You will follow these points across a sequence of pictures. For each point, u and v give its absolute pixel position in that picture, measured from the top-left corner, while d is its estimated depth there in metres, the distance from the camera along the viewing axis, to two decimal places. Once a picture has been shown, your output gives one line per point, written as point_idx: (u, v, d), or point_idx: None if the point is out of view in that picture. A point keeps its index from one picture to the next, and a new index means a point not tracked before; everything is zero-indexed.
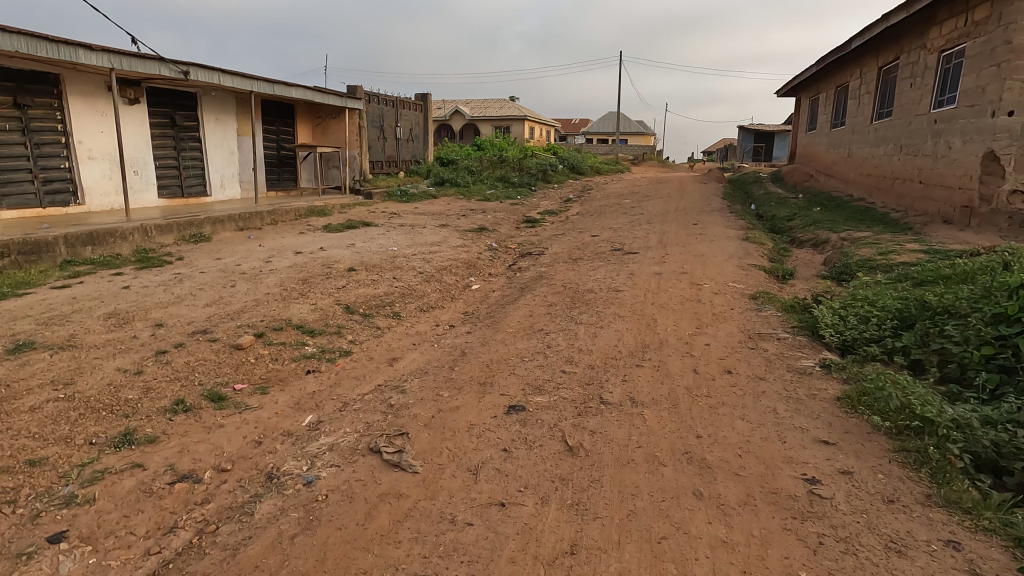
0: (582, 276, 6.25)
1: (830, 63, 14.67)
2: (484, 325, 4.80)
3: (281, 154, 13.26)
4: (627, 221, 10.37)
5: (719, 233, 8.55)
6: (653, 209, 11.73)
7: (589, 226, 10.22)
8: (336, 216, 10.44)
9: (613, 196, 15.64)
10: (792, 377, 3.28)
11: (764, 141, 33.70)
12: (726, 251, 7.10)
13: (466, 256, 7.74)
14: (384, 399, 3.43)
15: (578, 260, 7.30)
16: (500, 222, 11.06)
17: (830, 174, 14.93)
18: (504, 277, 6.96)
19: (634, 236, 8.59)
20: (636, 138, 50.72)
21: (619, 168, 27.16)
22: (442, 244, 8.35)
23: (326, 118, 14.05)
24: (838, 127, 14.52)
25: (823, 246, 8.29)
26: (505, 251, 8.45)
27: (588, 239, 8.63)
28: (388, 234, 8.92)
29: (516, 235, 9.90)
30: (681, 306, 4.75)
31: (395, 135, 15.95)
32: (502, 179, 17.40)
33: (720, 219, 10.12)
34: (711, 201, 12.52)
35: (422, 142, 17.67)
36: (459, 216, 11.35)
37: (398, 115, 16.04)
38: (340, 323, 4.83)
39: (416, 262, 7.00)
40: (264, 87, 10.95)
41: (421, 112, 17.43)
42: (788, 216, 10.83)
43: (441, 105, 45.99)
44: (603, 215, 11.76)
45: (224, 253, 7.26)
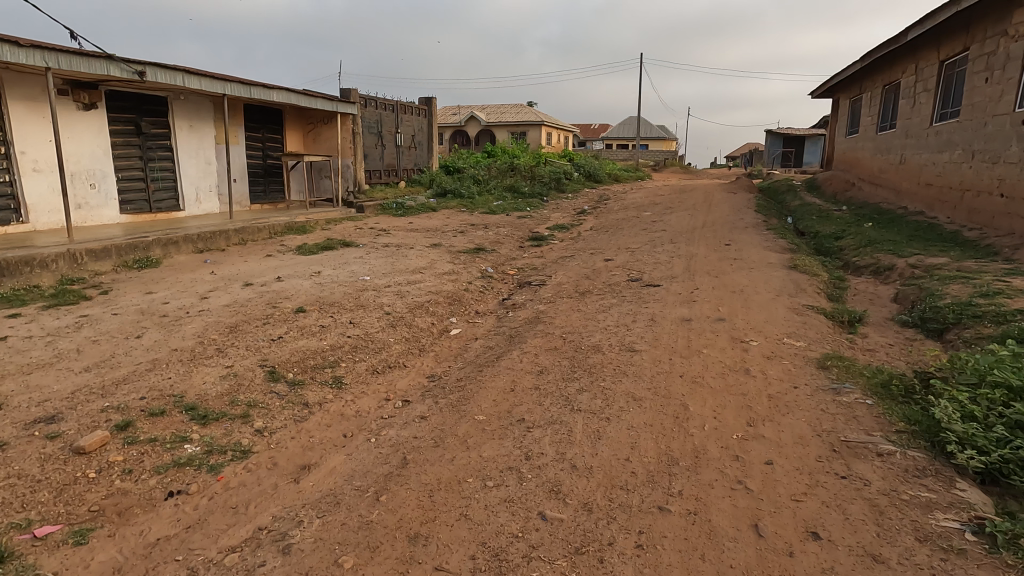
0: (588, 321, 4.91)
1: (878, 59, 13.10)
2: (448, 405, 3.50)
3: (267, 164, 12.18)
4: (647, 240, 8.99)
5: (757, 258, 7.12)
6: (677, 225, 10.31)
7: (602, 246, 8.85)
8: (317, 234, 9.29)
9: (632, 207, 14.23)
10: (934, 560, 1.92)
11: (794, 146, 31.87)
12: (771, 285, 5.68)
13: (452, 287, 6.46)
14: (250, 571, 2.13)
15: (585, 294, 5.96)
16: (502, 240, 9.78)
17: (877, 183, 13.29)
18: (493, 316, 5.66)
19: (654, 261, 7.21)
20: (656, 144, 49.08)
21: (639, 175, 25.68)
22: (427, 270, 7.08)
23: (318, 125, 12.95)
24: (887, 131, 12.91)
25: (886, 275, 6.82)
26: (501, 279, 7.16)
27: (598, 265, 7.28)
28: (367, 257, 7.70)
29: (518, 256, 8.60)
30: (723, 384, 3.36)
31: (395, 142, 14.82)
32: (511, 189, 16.10)
33: (756, 239, 8.67)
34: (744, 215, 11.05)
35: (425, 149, 16.49)
36: (457, 233, 10.11)
37: (398, 121, 14.89)
38: (251, 399, 3.55)
39: (386, 298, 5.74)
40: (241, 90, 9.86)
41: (424, 118, 16.29)
42: (836, 235, 9.31)
43: (456, 111, 44.99)
44: (619, 232, 10.39)
45: (161, 285, 6.10)
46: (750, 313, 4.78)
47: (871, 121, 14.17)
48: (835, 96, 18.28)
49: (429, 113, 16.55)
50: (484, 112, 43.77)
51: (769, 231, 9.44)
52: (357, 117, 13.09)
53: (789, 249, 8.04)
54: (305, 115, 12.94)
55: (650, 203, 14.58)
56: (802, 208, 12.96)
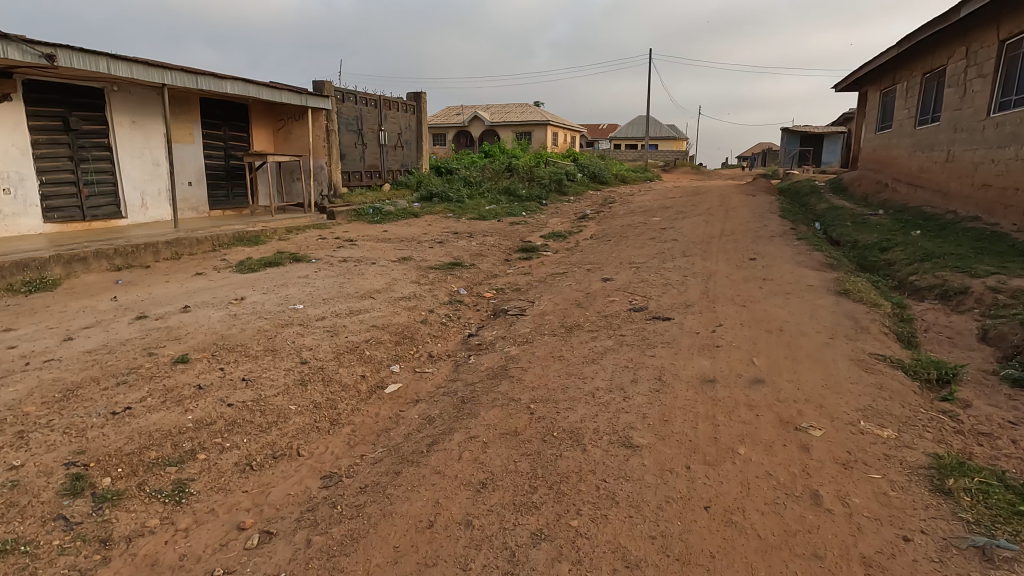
0: (570, 378, 3.53)
1: (919, 43, 11.59)
2: (323, 552, 2.14)
3: (230, 165, 10.93)
4: (654, 253, 7.60)
5: (793, 279, 5.70)
6: (690, 234, 8.89)
7: (602, 260, 7.48)
8: (270, 245, 8.00)
9: (639, 211, 12.84)
10: None
11: (812, 144, 30.20)
12: (820, 321, 4.27)
13: (406, 317, 5.12)
14: None
15: (572, 331, 4.59)
16: (487, 251, 8.44)
17: (918, 184, 11.77)
18: (451, 361, 4.31)
19: (663, 283, 5.82)
20: (666, 144, 47.59)
21: (648, 176, 24.23)
22: (381, 293, 5.76)
23: (289, 122, 11.68)
24: (929, 124, 11.39)
25: (958, 301, 5.39)
26: (473, 304, 5.81)
27: (594, 286, 5.90)
28: (315, 275, 6.39)
29: (500, 272, 7.25)
30: (780, 531, 1.97)
31: (378, 141, 13.54)
32: (506, 192, 14.75)
33: (786, 250, 7.24)
34: (768, 221, 9.62)
35: (414, 149, 15.18)
36: (435, 243, 8.80)
37: (381, 117, 13.59)
38: (10, 540, 2.20)
39: (311, 337, 4.41)
40: (188, 80, 8.60)
41: (412, 115, 15.00)
42: (880, 246, 7.85)
43: (459, 111, 43.76)
44: (622, 242, 9.00)
45: (34, 317, 4.82)
46: (800, 370, 3.38)
47: (909, 114, 12.64)
48: (863, 88, 16.75)
49: (417, 110, 15.23)
50: (488, 112, 42.53)
51: (800, 241, 8.00)
52: (333, 113, 11.80)
53: (830, 265, 6.60)
54: (274, 111, 11.67)
55: (659, 207, 13.15)
56: (832, 213, 11.49)
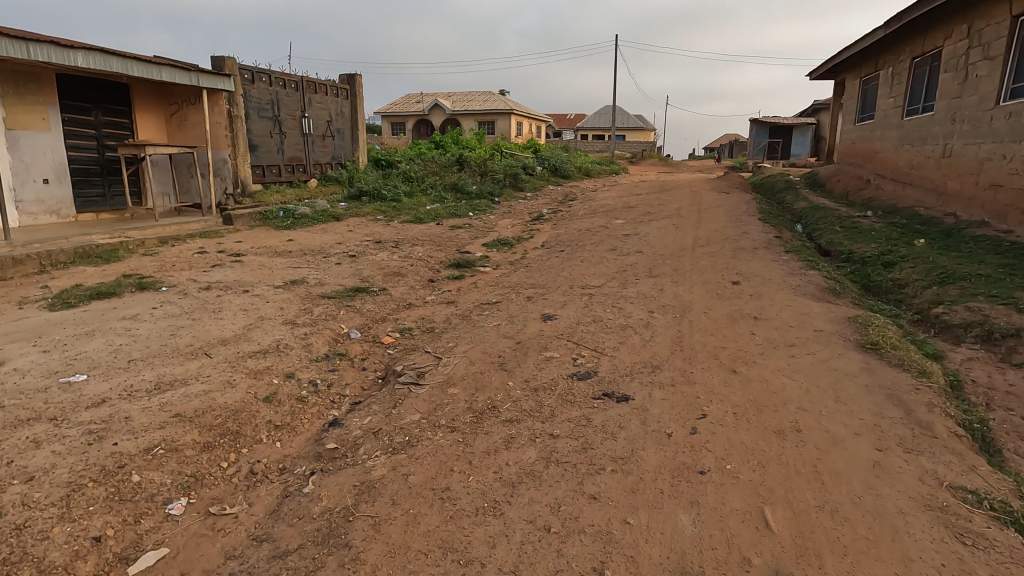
0: (447, 562, 1.96)
1: (910, 23, 10.36)
2: None
3: (105, 158, 8.96)
4: (613, 273, 6.09)
5: (793, 318, 4.27)
6: (656, 244, 7.41)
7: (548, 283, 5.94)
8: (122, 265, 6.20)
9: (601, 212, 11.37)
10: None
11: (782, 136, 29.34)
12: (855, 412, 2.79)
13: (245, 390, 3.47)
14: None
15: (481, 422, 3.00)
16: (408, 267, 6.81)
17: (907, 182, 10.60)
18: (279, 486, 2.69)
19: (620, 325, 4.29)
20: (633, 134, 46.46)
21: (613, 169, 22.80)
22: (227, 345, 4.06)
23: (184, 105, 9.72)
24: (921, 115, 10.19)
25: (1010, 349, 4.04)
26: (361, 359, 4.18)
27: (529, 330, 4.34)
28: (150, 313, 4.66)
29: (416, 301, 5.65)
30: None
31: (301, 129, 11.68)
32: (453, 189, 13.05)
33: (775, 269, 5.81)
34: (747, 226, 8.22)
35: (347, 139, 13.32)
36: (346, 257, 7.12)
37: (305, 102, 11.68)
38: None
39: (55, 448, 2.73)
40: (20, 49, 6.64)
41: (345, 100, 13.14)
42: (882, 259, 6.52)
43: (418, 99, 41.64)
44: (577, 254, 7.48)
45: None
46: (852, 548, 1.89)
47: (895, 103, 11.44)
48: (840, 76, 15.61)
49: (351, 94, 13.36)
50: (449, 100, 40.51)
51: (789, 253, 6.60)
52: (239, 95, 9.90)
53: (832, 292, 5.20)
54: (166, 92, 9.70)
55: (624, 206, 11.68)
56: (814, 215, 10.21)
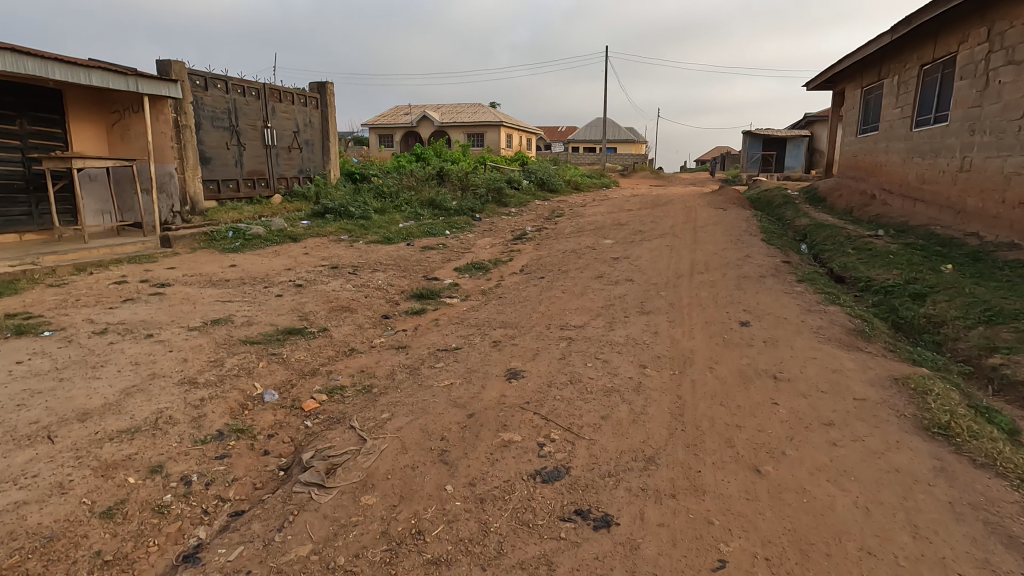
0: None
1: (920, 26, 9.62)
2: None
3: (32, 173, 7.98)
4: (598, 310, 5.17)
5: (822, 378, 3.36)
6: (649, 270, 6.51)
7: (521, 322, 5.02)
8: (17, 299, 5.22)
9: (589, 230, 10.52)
10: None
11: (775, 148, 28.56)
12: (948, 562, 1.88)
13: (82, 499, 2.50)
14: None
15: (397, 566, 2.06)
16: (361, 299, 5.85)
17: (918, 198, 9.83)
18: None
19: (604, 389, 3.36)
20: (625, 147, 45.96)
21: (603, 182, 22.01)
22: (88, 421, 3.09)
23: (125, 113, 8.76)
24: (934, 125, 9.43)
25: None
26: (267, 437, 3.21)
27: (488, 393, 3.40)
28: (11, 369, 3.68)
29: (362, 345, 4.70)
30: None
31: (264, 141, 10.75)
32: (430, 204, 12.15)
33: (789, 305, 4.92)
34: (751, 248, 7.34)
35: (317, 152, 12.39)
36: (294, 287, 6.18)
37: (268, 111, 10.77)
38: None
39: None
40: None
41: (314, 109, 12.24)
42: (910, 288, 5.65)
43: (407, 111, 40.91)
44: (559, 282, 6.57)
45: None
46: None
47: (902, 114, 10.71)
48: (840, 84, 14.90)
49: (321, 103, 12.47)
50: (438, 112, 39.81)
51: (803, 282, 5.72)
52: (189, 102, 8.97)
53: (862, 334, 4.30)
54: (107, 99, 8.75)
55: (613, 223, 10.81)
56: (819, 234, 9.39)
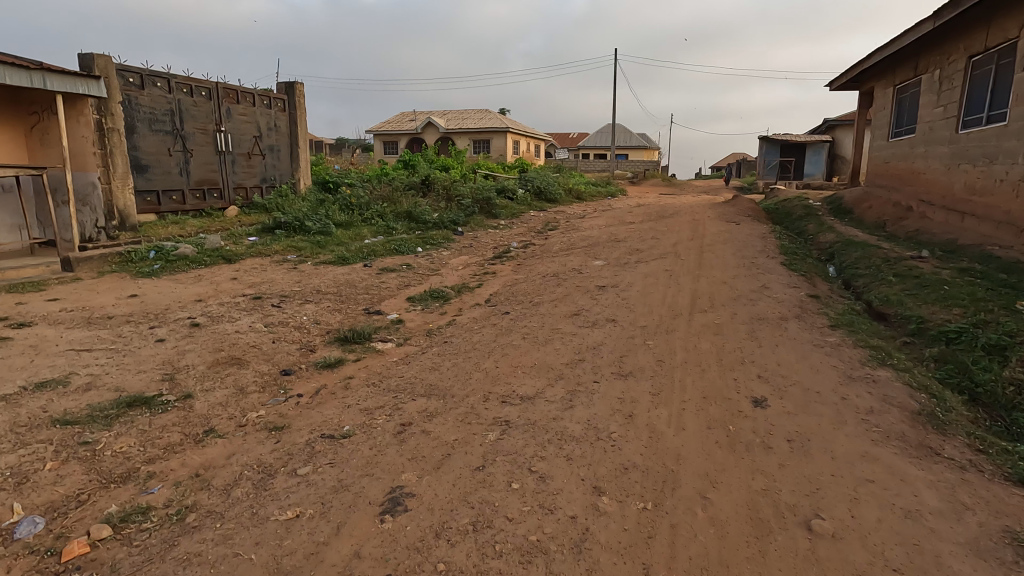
0: None
1: (971, 10, 8.18)
2: None
3: None
4: (560, 369, 3.85)
5: (889, 537, 2.02)
6: (637, 307, 5.18)
7: (453, 387, 3.71)
8: None
9: (581, 246, 9.21)
10: None
11: (793, 154, 27.00)
12: None
13: None
14: None
15: None
16: (266, 345, 4.60)
17: (966, 211, 8.36)
18: None
19: (525, 542, 2.07)
20: (637, 153, 44.49)
21: (608, 190, 20.67)
22: None
23: (44, 115, 7.64)
24: (987, 126, 7.99)
25: None
26: None
27: (337, 548, 2.11)
28: None
29: (228, 421, 3.43)
30: None
31: (217, 146, 9.61)
32: (406, 217, 10.93)
33: (821, 368, 3.57)
34: (767, 275, 5.97)
35: (284, 158, 11.24)
36: (191, 325, 4.95)
37: (221, 113, 9.64)
38: None
39: None
40: None
41: (280, 112, 11.11)
42: (981, 336, 4.26)
43: (412, 117, 40.00)
44: (525, 318, 5.25)
45: None
46: None
47: (946, 114, 9.26)
48: (870, 82, 13.41)
49: (290, 105, 11.34)
50: (443, 118, 38.81)
51: (837, 327, 4.35)
52: (117, 103, 7.83)
53: (935, 421, 2.94)
54: (25, 99, 7.65)
55: (609, 239, 9.48)
56: (849, 255, 7.98)
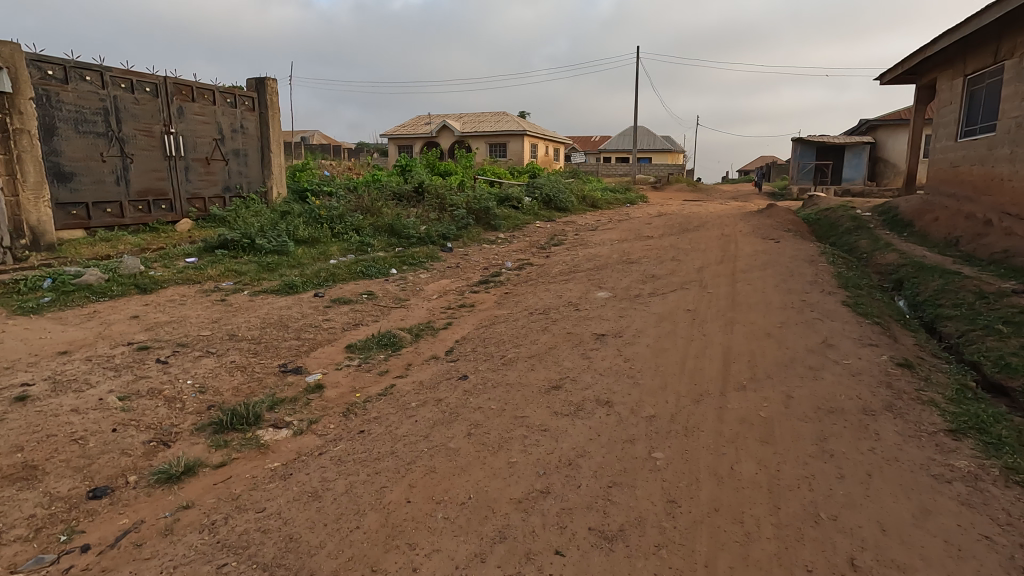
0: None
1: None
2: None
3: None
4: (505, 515, 2.34)
5: None
6: (644, 378, 3.61)
7: (320, 551, 2.22)
8: None
9: (587, 269, 7.65)
10: None
11: (831, 157, 24.92)
12: None
13: None
14: None
15: None
16: (95, 437, 3.17)
17: None
18: None
19: None
20: (660, 157, 42.60)
21: (627, 197, 19.01)
22: None
23: None
24: None
25: None
26: None
27: None
28: None
29: None
30: None
31: (164, 150, 8.35)
32: (388, 230, 9.54)
33: (967, 548, 1.98)
34: (827, 325, 4.34)
35: (252, 164, 9.98)
36: (16, 399, 3.54)
37: (171, 112, 8.40)
38: None
39: None
40: None
41: (247, 112, 9.85)
42: None
43: (427, 120, 38.85)
44: (485, 389, 3.72)
45: None
46: None
47: None
48: (932, 73, 11.51)
49: (259, 105, 10.08)
50: (458, 121, 37.53)
51: (962, 430, 2.74)
52: (27, 98, 6.58)
53: None
54: None
55: (620, 260, 7.90)
56: (926, 285, 6.27)
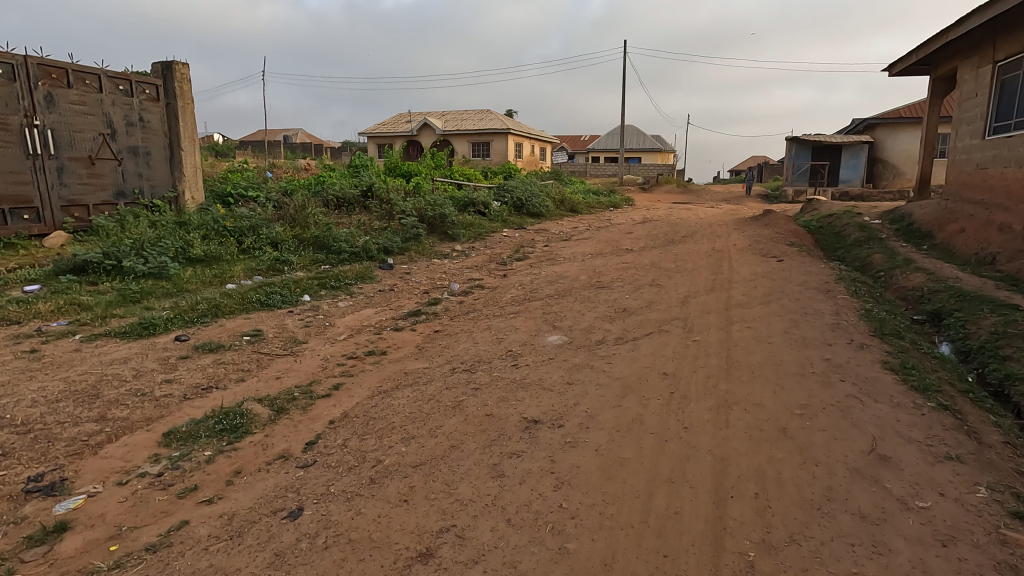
0: None
1: None
2: None
3: None
4: None
5: None
6: (578, 539, 2.10)
7: None
8: None
9: (546, 296, 6.14)
10: None
11: (827, 158, 23.58)
12: None
13: None
14: None
15: None
16: None
17: None
18: None
19: None
20: (650, 157, 41.21)
21: (612, 200, 17.53)
22: None
23: None
24: None
25: None
26: None
27: None
28: None
29: None
30: None
31: (25, 146, 6.74)
32: (314, 244, 8.00)
33: None
34: (871, 414, 2.86)
35: (156, 164, 8.38)
36: None
37: (35, 100, 6.80)
38: None
39: None
40: None
41: (149, 102, 8.26)
42: None
43: (408, 119, 37.20)
44: (313, 549, 2.20)
45: None
46: None
47: None
48: (952, 60, 10.10)
49: (166, 95, 8.50)
50: (440, 118, 35.92)
51: None
52: None
53: None
54: None
55: (588, 285, 6.39)
56: (978, 323, 4.81)
